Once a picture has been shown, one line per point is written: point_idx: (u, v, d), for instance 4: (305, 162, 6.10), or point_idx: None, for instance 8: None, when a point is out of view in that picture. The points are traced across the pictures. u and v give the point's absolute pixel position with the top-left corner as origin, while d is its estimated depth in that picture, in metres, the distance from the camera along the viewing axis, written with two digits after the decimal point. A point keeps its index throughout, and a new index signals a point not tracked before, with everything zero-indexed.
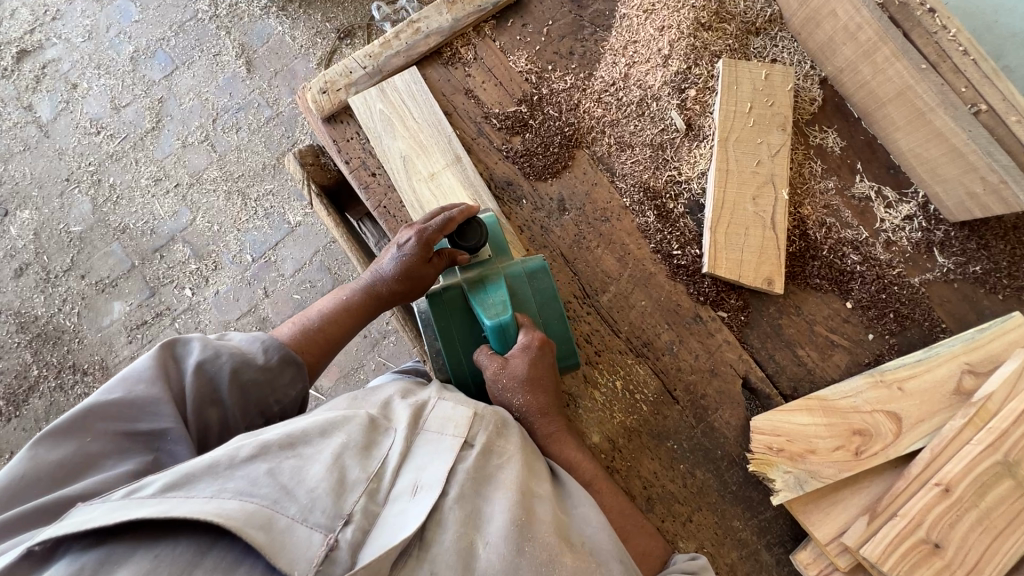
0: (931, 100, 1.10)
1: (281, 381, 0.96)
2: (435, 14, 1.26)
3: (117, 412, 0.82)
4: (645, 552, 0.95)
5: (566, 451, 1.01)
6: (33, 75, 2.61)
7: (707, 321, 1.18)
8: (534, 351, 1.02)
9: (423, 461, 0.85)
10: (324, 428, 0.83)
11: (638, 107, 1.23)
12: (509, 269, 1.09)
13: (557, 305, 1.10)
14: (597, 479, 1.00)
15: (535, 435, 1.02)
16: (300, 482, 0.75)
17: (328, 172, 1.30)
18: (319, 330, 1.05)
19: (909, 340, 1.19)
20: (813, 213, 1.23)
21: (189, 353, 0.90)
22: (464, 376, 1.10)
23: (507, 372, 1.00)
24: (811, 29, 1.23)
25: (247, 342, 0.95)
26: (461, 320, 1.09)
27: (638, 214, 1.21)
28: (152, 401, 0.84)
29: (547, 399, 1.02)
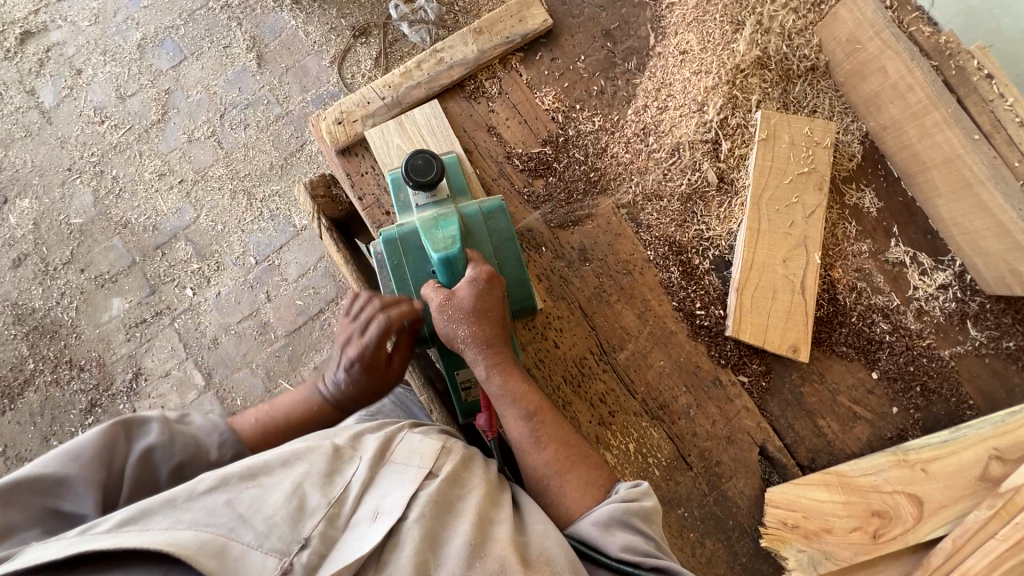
0: (981, 172, 1.05)
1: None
2: (460, 44, 1.20)
3: (42, 485, 0.72)
4: (590, 482, 0.87)
5: (510, 381, 0.96)
6: (36, 58, 2.53)
7: (727, 386, 1.14)
8: (481, 286, 0.98)
9: (387, 488, 0.80)
10: (287, 458, 0.79)
11: (669, 155, 1.17)
12: (465, 208, 1.05)
13: (513, 247, 1.06)
14: (541, 409, 0.94)
15: (478, 365, 0.97)
16: (259, 510, 0.72)
17: (340, 204, 1.24)
18: (278, 433, 0.96)
19: (934, 416, 1.14)
20: (844, 276, 1.17)
21: (143, 434, 0.83)
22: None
23: (452, 304, 0.96)
24: (857, 82, 1.16)
25: (198, 429, 0.88)
26: (413, 258, 1.05)
27: (662, 269, 1.15)
28: (85, 482, 0.74)
29: (493, 331, 0.98)
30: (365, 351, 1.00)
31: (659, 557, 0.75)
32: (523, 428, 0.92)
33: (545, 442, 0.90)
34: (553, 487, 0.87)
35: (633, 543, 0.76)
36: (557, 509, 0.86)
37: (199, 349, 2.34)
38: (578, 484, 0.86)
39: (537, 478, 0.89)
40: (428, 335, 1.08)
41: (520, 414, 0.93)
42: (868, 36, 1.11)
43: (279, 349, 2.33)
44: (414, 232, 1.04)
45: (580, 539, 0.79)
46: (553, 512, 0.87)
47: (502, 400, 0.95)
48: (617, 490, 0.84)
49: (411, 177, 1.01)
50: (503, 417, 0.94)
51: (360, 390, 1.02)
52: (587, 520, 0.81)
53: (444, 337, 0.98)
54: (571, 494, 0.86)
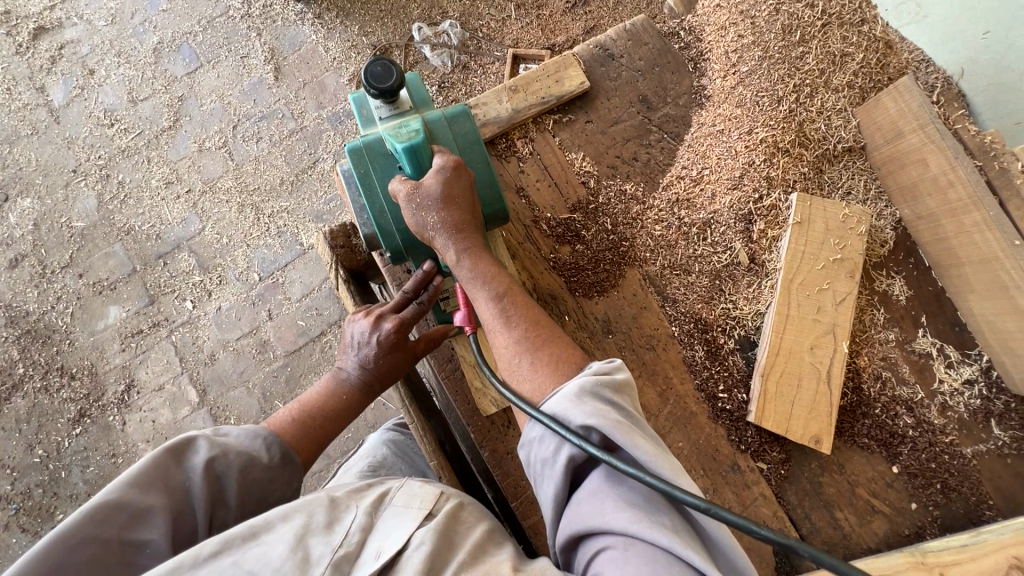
0: (1018, 277, 1.02)
1: (280, 481, 0.86)
2: (494, 101, 1.17)
3: (103, 518, 0.68)
4: (556, 350, 0.82)
5: (480, 264, 0.94)
6: (49, 55, 2.48)
7: (745, 471, 1.11)
8: (448, 174, 0.97)
9: (388, 530, 0.73)
10: (284, 513, 0.72)
11: (700, 230, 1.14)
12: (427, 114, 1.06)
13: (479, 148, 1.06)
14: (509, 288, 0.91)
15: (450, 251, 0.95)
16: (266, 565, 0.64)
17: (359, 255, 1.20)
18: (311, 424, 0.95)
19: (952, 514, 1.12)
20: (869, 365, 1.15)
21: (194, 453, 0.80)
22: (387, 223, 1.04)
23: (418, 194, 0.94)
24: (894, 169, 1.14)
25: (244, 440, 0.86)
26: (380, 164, 1.04)
27: (686, 346, 1.13)
28: (147, 509, 0.71)
29: (463, 219, 0.96)
30: (395, 326, 1.03)
31: (631, 431, 0.66)
32: (493, 308, 0.89)
33: (513, 323, 0.86)
34: (522, 364, 0.82)
35: (603, 411, 0.68)
36: (529, 386, 0.80)
37: (196, 365, 2.29)
38: (549, 360, 0.80)
39: (509, 357, 0.85)
40: (401, 247, 1.06)
41: (490, 296, 0.90)
42: (911, 126, 1.09)
43: (276, 369, 2.28)
44: (379, 139, 1.04)
45: (549, 415, 0.70)
46: (526, 388, 0.81)
47: (472, 283, 0.93)
48: (587, 367, 0.76)
49: (371, 82, 0.98)
50: (477, 302, 0.92)
51: (387, 369, 1.03)
52: (557, 395, 0.73)
53: (415, 229, 0.96)
54: (541, 371, 0.80)
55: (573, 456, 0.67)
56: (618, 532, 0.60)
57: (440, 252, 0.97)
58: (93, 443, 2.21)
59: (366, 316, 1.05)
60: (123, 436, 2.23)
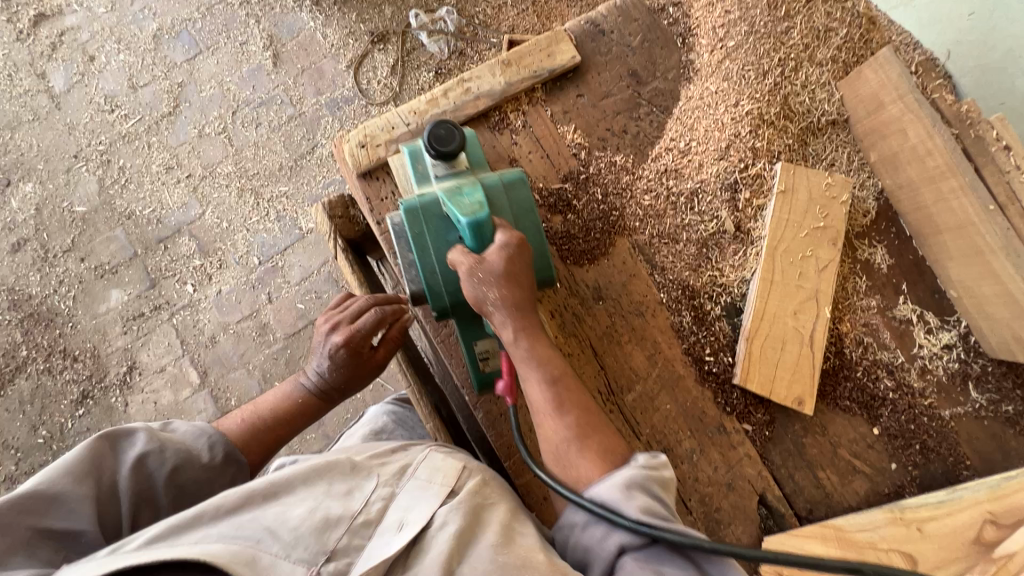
0: (993, 242, 1.06)
1: (222, 477, 0.90)
2: (488, 75, 1.20)
3: (30, 507, 0.70)
4: (609, 450, 0.82)
5: (537, 346, 0.91)
6: (49, 41, 2.51)
7: (731, 433, 1.15)
8: (512, 250, 0.94)
9: (410, 502, 0.79)
10: (307, 475, 0.80)
11: (688, 200, 1.18)
12: (484, 178, 1.04)
13: (533, 220, 1.05)
14: (565, 375, 0.89)
15: (506, 329, 0.92)
16: (284, 523, 0.72)
17: (357, 225, 1.24)
18: (263, 430, 1.02)
19: (932, 474, 1.16)
20: (851, 330, 1.19)
21: (131, 446, 0.83)
22: (436, 285, 1.02)
23: (482, 268, 0.92)
24: (876, 140, 1.18)
25: (186, 437, 0.89)
26: (435, 227, 1.01)
27: (674, 312, 1.16)
28: (76, 498, 0.74)
29: (523, 296, 0.93)
30: (347, 340, 1.05)
31: (673, 525, 0.72)
32: (545, 391, 0.87)
33: (565, 408, 0.85)
34: (574, 453, 0.82)
35: (650, 509, 0.73)
36: (574, 476, 0.81)
37: (196, 347, 2.32)
38: (598, 449, 0.82)
39: (557, 443, 0.85)
40: (449, 307, 1.05)
41: (545, 378, 0.88)
42: (891, 96, 1.12)
43: (276, 351, 2.32)
44: (436, 201, 1.01)
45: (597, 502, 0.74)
46: (572, 478, 0.82)
47: (527, 363, 0.90)
48: (634, 459, 0.80)
49: (433, 147, 0.97)
50: (526, 382, 0.90)
51: (342, 379, 1.08)
52: (606, 483, 0.76)
53: (473, 301, 0.94)
54: (590, 459, 0.81)
55: (622, 544, 0.71)
56: None
57: (495, 327, 0.94)
58: (95, 423, 2.25)
59: (326, 326, 1.08)
60: (125, 417, 2.27)
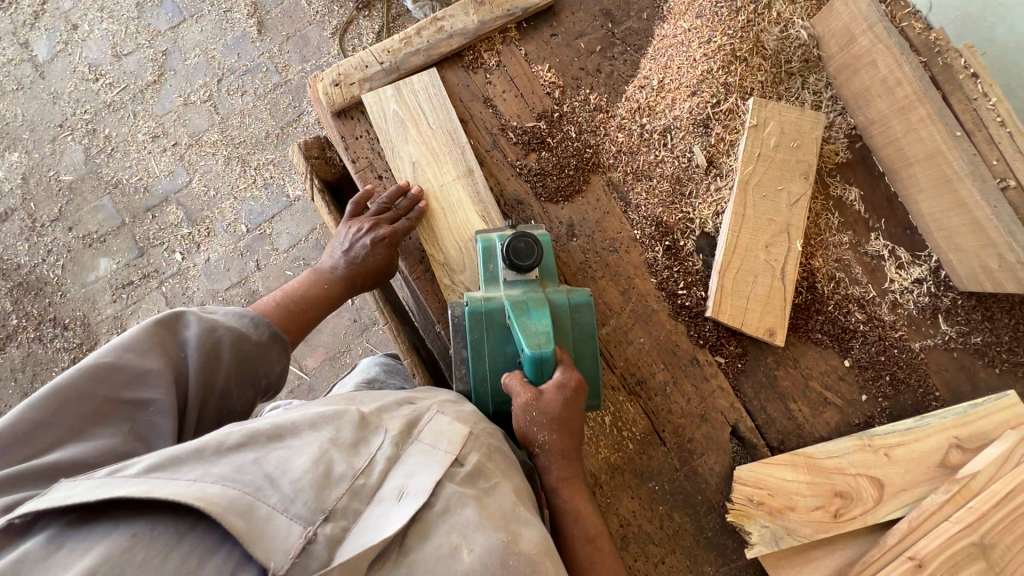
0: (961, 169, 1.06)
1: (272, 356, 0.91)
2: (461, 14, 1.20)
3: (101, 378, 0.70)
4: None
5: (575, 497, 0.87)
6: (32, 10, 2.49)
7: (704, 365, 1.17)
8: (569, 394, 0.87)
9: (413, 466, 0.73)
10: (314, 423, 0.73)
11: (661, 136, 1.18)
12: (554, 294, 0.98)
13: (594, 346, 1.00)
14: (599, 534, 0.85)
15: (550, 474, 0.88)
16: (286, 473, 0.64)
17: (333, 167, 1.25)
18: (299, 311, 0.99)
19: (901, 405, 1.18)
20: (823, 266, 1.20)
21: (186, 327, 0.82)
22: (483, 394, 0.97)
23: (537, 405, 0.86)
24: (849, 75, 1.18)
25: (232, 318, 0.88)
26: (495, 334, 0.97)
27: (647, 248, 1.18)
28: (145, 371, 0.74)
29: (571, 444, 0.89)
30: (390, 233, 1.08)
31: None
32: (580, 547, 0.83)
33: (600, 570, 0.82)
34: None
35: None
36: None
37: None
38: None
39: None
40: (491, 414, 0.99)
41: (581, 536, 0.84)
42: (861, 28, 1.11)
43: None
44: (500, 308, 0.97)
45: None
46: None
47: (564, 514, 0.86)
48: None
49: (511, 257, 0.93)
50: (560, 524, 0.85)
51: (373, 271, 1.08)
52: None
53: (520, 434, 0.88)
54: None
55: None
56: None
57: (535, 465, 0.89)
58: None
59: (360, 223, 1.09)
60: None
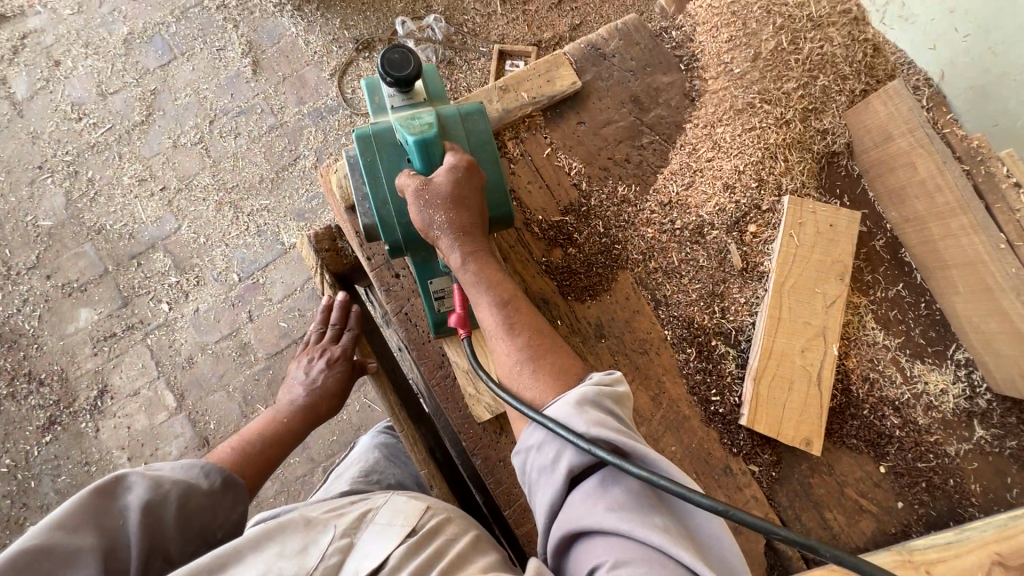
0: (1004, 280, 1.03)
1: (221, 506, 0.86)
2: (484, 101, 1.14)
3: (28, 566, 0.61)
4: (563, 371, 0.80)
5: (486, 268, 0.90)
6: (10, 44, 2.36)
7: (737, 474, 1.11)
8: (461, 174, 0.91)
9: (368, 549, 0.75)
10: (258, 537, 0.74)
11: (693, 233, 1.13)
12: (441, 108, 1.00)
13: (491, 152, 1.00)
14: (515, 297, 0.89)
15: (455, 253, 0.90)
16: None
17: (344, 258, 1.19)
18: (258, 453, 0.98)
19: (938, 513, 1.14)
20: (857, 366, 1.16)
21: (126, 491, 0.76)
22: (389, 217, 0.96)
23: (428, 190, 0.88)
24: (883, 171, 1.15)
25: (177, 472, 0.83)
26: (388, 155, 0.96)
27: (679, 350, 1.12)
28: (75, 549, 0.66)
29: (471, 221, 0.91)
30: (341, 352, 1.15)
31: (633, 440, 0.68)
32: (496, 315, 0.86)
33: (518, 328, 0.85)
34: (524, 373, 0.81)
35: (605, 421, 0.69)
36: (527, 396, 0.80)
37: (173, 368, 2.22)
38: (551, 370, 0.80)
39: (509, 366, 0.83)
40: (402, 242, 0.98)
41: (494, 302, 0.87)
42: (901, 130, 1.09)
43: (257, 372, 2.23)
44: (389, 129, 0.96)
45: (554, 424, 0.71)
46: (524, 397, 0.80)
47: (475, 287, 0.89)
48: (588, 377, 0.78)
49: (388, 70, 0.94)
50: (477, 306, 0.89)
51: (331, 394, 1.12)
52: (558, 402, 0.73)
53: (421, 228, 0.90)
54: (544, 380, 0.80)
55: (572, 466, 0.68)
56: (615, 525, 0.61)
57: (444, 255, 0.92)
58: (64, 451, 2.14)
59: (309, 352, 1.15)
60: (96, 444, 2.16)
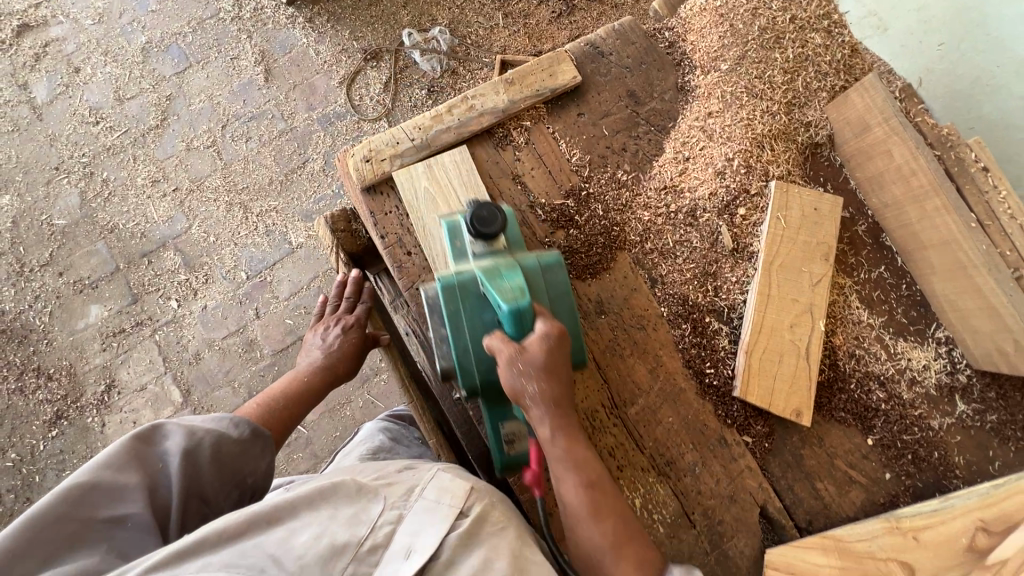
0: (977, 259, 1.10)
1: (252, 454, 0.92)
2: (491, 93, 1.22)
3: (77, 501, 0.71)
4: (642, 560, 0.86)
5: (572, 447, 0.88)
6: (32, 52, 2.46)
7: (732, 444, 1.16)
8: (552, 341, 0.89)
9: (417, 527, 0.77)
10: (314, 497, 0.77)
11: (686, 216, 1.21)
12: (522, 258, 1.01)
13: (568, 302, 1.03)
14: (602, 480, 0.88)
15: (543, 424, 0.88)
16: (289, 552, 0.69)
17: (358, 239, 1.28)
18: (281, 410, 1.03)
19: (924, 484, 1.19)
20: (844, 343, 1.22)
21: (166, 439, 0.84)
22: (469, 363, 0.98)
23: (523, 359, 0.88)
24: (862, 160, 1.23)
25: (210, 421, 0.90)
26: (470, 303, 0.98)
27: (674, 326, 1.18)
28: (120, 487, 0.75)
29: (561, 392, 0.89)
30: (355, 319, 1.23)
31: None
32: (581, 493, 0.86)
33: (602, 517, 0.86)
34: (608, 562, 0.84)
35: None
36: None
37: (180, 364, 2.26)
38: (631, 561, 0.84)
39: (591, 548, 0.86)
40: (479, 386, 1.00)
41: (580, 481, 0.87)
42: (877, 120, 1.17)
43: (263, 368, 2.27)
44: (473, 279, 0.98)
45: None
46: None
47: (561, 463, 0.88)
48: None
49: (475, 225, 0.98)
50: (559, 481, 0.88)
51: (348, 354, 1.19)
52: None
53: (510, 392, 0.89)
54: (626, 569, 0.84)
55: None
56: None
57: (531, 420, 0.90)
58: (70, 445, 2.16)
59: (325, 321, 1.23)
60: (102, 439, 2.18)
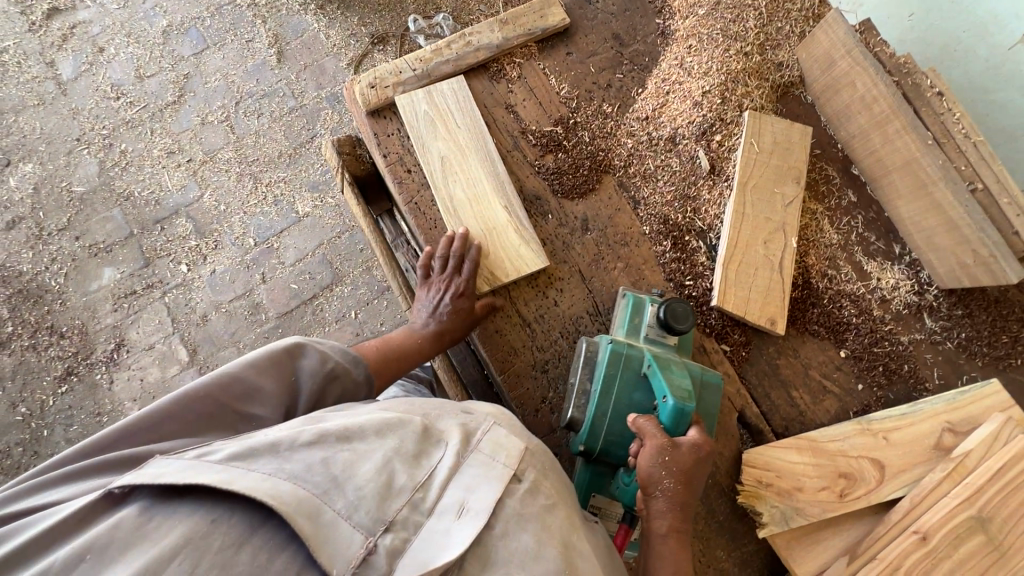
0: (935, 174, 1.19)
1: (360, 393, 1.03)
2: (487, 31, 1.33)
3: (226, 389, 0.85)
4: None
5: (677, 552, 0.94)
6: (60, 33, 2.62)
7: (711, 352, 1.24)
8: (700, 454, 0.98)
9: (472, 480, 0.78)
10: (381, 429, 0.78)
11: (667, 143, 1.30)
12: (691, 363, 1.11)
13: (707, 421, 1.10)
14: None
15: (662, 518, 0.95)
16: (351, 478, 0.71)
17: (362, 162, 1.38)
18: (389, 360, 1.12)
19: (894, 396, 1.25)
20: (817, 263, 1.30)
21: (303, 357, 0.95)
22: (599, 428, 1.06)
23: (672, 453, 0.95)
24: (831, 95, 1.33)
25: (340, 354, 1.01)
26: (627, 377, 1.07)
27: (656, 243, 1.27)
28: (259, 388, 0.88)
29: (687, 501, 0.97)
30: (457, 288, 1.17)
31: None
32: None
33: None
34: None
35: None
36: None
37: (188, 325, 2.34)
38: None
39: None
40: (596, 450, 1.07)
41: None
42: (840, 54, 1.27)
43: (267, 330, 2.35)
44: (640, 358, 1.08)
45: None
46: None
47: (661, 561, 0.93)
48: None
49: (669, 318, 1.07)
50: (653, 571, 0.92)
51: (457, 330, 1.19)
52: None
53: (644, 474, 0.96)
54: None
55: None
56: None
57: (647, 508, 0.97)
58: (79, 401, 2.23)
59: (437, 283, 1.20)
60: (110, 395, 2.25)
